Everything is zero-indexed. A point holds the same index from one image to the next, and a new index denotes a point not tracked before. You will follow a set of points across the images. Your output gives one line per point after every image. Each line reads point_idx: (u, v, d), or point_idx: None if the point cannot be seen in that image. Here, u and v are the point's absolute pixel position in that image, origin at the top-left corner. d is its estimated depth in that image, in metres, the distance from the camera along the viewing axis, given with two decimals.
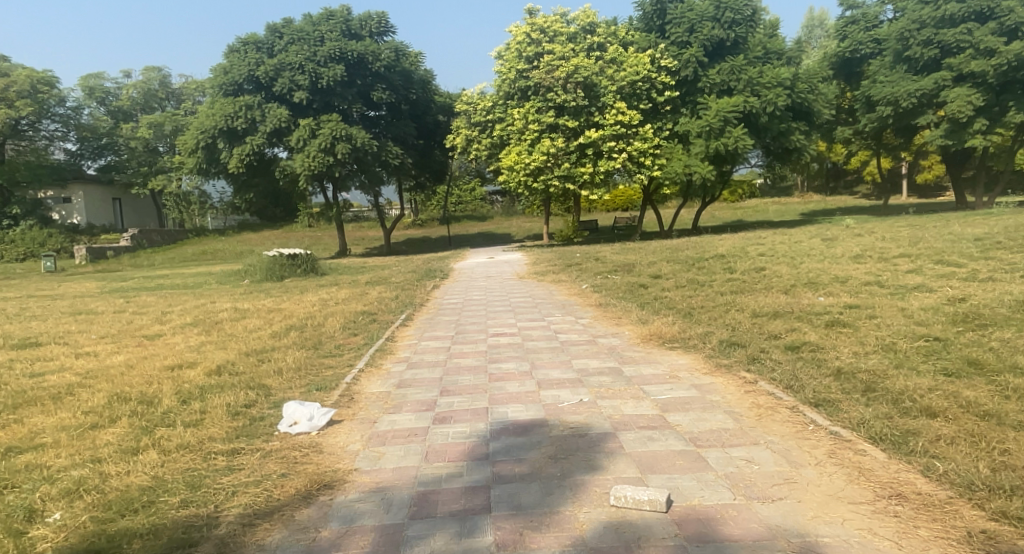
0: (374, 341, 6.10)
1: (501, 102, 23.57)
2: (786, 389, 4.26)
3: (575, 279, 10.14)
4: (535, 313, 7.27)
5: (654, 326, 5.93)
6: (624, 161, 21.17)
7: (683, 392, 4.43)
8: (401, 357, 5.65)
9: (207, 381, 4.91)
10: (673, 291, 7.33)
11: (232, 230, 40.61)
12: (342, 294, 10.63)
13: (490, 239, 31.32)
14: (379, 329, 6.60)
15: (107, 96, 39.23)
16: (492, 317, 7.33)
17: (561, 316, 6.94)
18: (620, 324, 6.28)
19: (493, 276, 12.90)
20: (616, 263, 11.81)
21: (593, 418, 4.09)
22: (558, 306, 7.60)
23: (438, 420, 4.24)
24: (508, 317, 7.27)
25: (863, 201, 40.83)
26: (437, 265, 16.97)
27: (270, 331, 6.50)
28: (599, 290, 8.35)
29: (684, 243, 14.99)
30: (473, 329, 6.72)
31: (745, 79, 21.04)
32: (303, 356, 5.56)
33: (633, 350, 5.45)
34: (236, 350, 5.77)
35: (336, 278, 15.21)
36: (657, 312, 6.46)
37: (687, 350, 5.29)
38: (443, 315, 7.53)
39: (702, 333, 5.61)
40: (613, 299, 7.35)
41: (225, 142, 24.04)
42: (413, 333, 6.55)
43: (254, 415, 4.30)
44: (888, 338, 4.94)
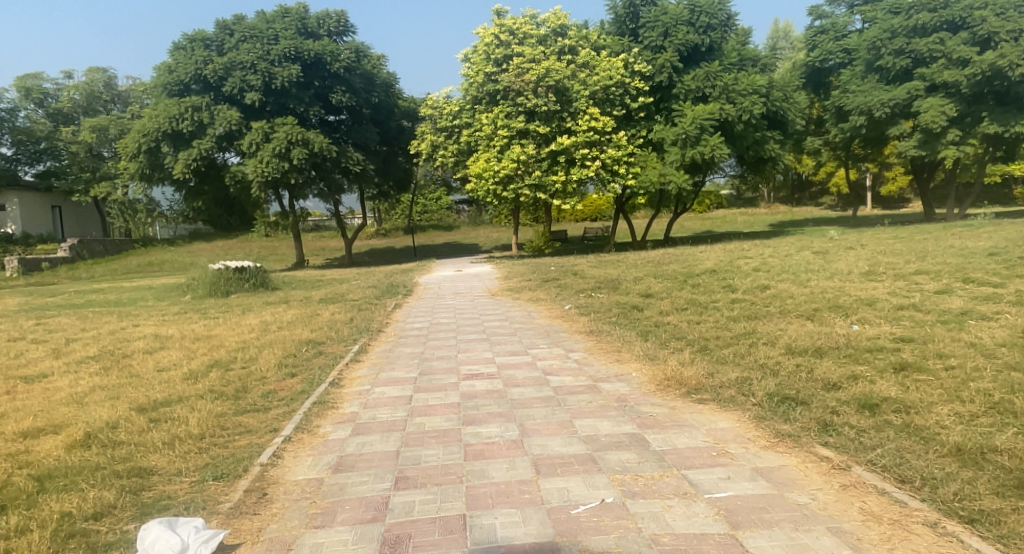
0: (314, 388, 4.85)
1: (469, 106, 22.61)
2: (904, 487, 3.15)
3: (555, 297, 9.09)
4: (514, 345, 6.11)
5: (672, 371, 4.84)
6: (598, 170, 20.34)
7: (748, 488, 3.25)
8: (346, 415, 4.40)
9: (59, 465, 3.60)
10: (676, 317, 6.38)
11: (182, 240, 38.70)
12: (288, 315, 9.41)
13: (456, 250, 30.14)
14: (324, 367, 5.39)
15: (46, 98, 37.01)
16: (463, 349, 6.13)
17: (547, 351, 5.79)
18: (627, 366, 5.16)
19: (461, 292, 11.75)
20: (597, 278, 10.79)
21: (628, 544, 2.85)
22: (541, 334, 6.45)
23: (389, 543, 2.93)
24: (483, 349, 6.09)
25: (831, 212, 40.81)
26: (399, 280, 15.81)
27: (184, 373, 5.27)
28: (586, 312, 7.28)
29: (665, 257, 14.09)
30: (439, 368, 5.49)
31: (720, 85, 20.36)
32: (212, 415, 4.31)
33: (655, 407, 4.31)
34: (124, 405, 4.48)
35: (287, 295, 13.93)
36: (666, 346, 5.46)
37: (729, 406, 4.22)
38: (404, 346, 6.30)
39: (737, 380, 4.57)
40: (609, 327, 6.29)
41: (170, 145, 22.60)
42: (365, 374, 5.30)
43: (97, 539, 2.96)
44: (990, 393, 3.99)
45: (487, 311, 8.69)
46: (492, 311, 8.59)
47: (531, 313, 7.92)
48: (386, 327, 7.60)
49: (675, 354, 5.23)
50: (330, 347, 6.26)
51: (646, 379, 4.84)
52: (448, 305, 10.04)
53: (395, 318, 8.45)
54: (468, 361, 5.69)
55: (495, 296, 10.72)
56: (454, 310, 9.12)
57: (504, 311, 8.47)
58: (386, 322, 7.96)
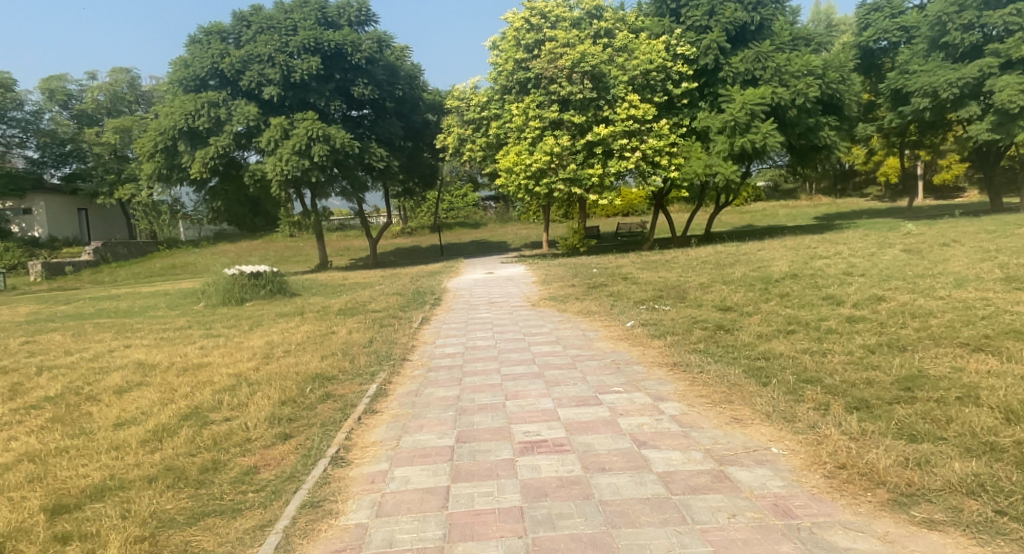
0: (308, 477, 3.43)
1: (498, 97, 21.33)
2: None
3: (612, 308, 7.70)
4: (578, 388, 4.66)
5: (850, 462, 3.41)
6: (637, 162, 18.87)
7: None
8: (350, 533, 2.96)
9: None
10: (788, 347, 5.06)
11: (207, 241, 38.08)
12: (301, 332, 8.19)
13: (483, 249, 28.91)
14: (326, 427, 4.06)
15: (70, 100, 36.37)
16: (511, 391, 4.70)
17: (626, 401, 4.34)
18: (765, 438, 3.75)
19: (496, 301, 10.37)
20: (654, 285, 9.38)
21: None
22: (610, 371, 5.02)
23: None
24: (538, 391, 4.66)
25: (878, 203, 38.71)
26: (427, 284, 14.60)
27: (143, 433, 4.03)
28: (660, 334, 5.88)
29: (721, 258, 12.63)
30: (482, 427, 4.06)
31: (771, 68, 18.81)
32: (144, 531, 2.97)
33: (860, 542, 2.83)
34: (33, 503, 3.19)
35: (306, 303, 12.77)
36: (805, 404, 4.10)
37: (1005, 546, 2.77)
38: (435, 388, 4.89)
39: (981, 480, 3.17)
40: (704, 361, 4.91)
41: (186, 143, 21.66)
42: (380, 440, 3.90)
43: None
44: None
45: (530, 328, 7.27)
46: (536, 328, 7.18)
47: (587, 334, 6.49)
48: (412, 352, 6.26)
49: (836, 420, 3.85)
50: (341, 386, 4.97)
51: (803, 471, 3.39)
52: (483, 316, 8.69)
53: (422, 338, 7.12)
54: (521, 412, 4.26)
55: (535, 305, 9.34)
56: (491, 326, 7.74)
57: (551, 328, 7.05)
58: (414, 345, 6.66)
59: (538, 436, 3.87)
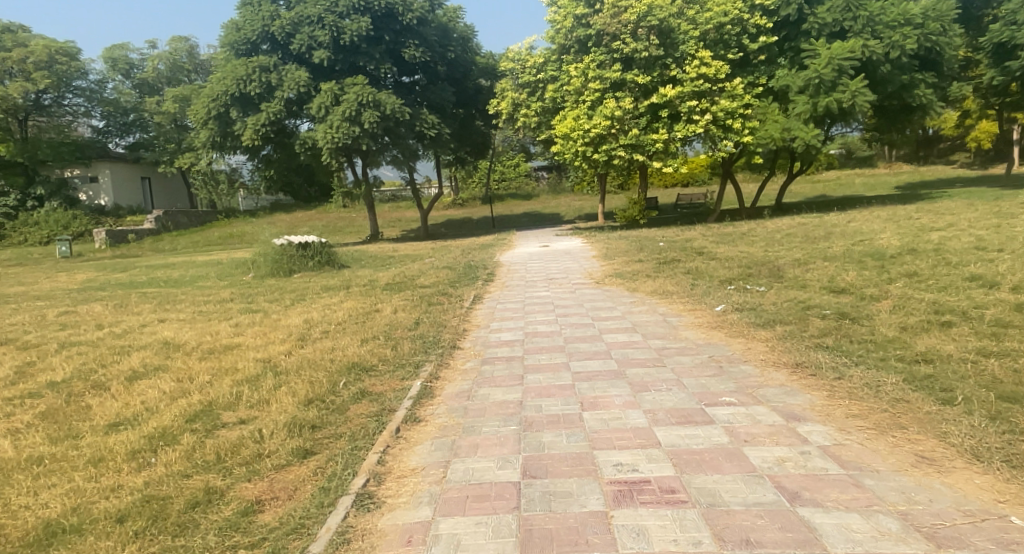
0: (325, 529, 2.69)
1: (556, 58, 20.15)
2: None
3: (695, 288, 6.68)
4: (676, 395, 3.77)
5: None
6: (707, 125, 17.41)
7: None
8: None
9: None
10: (958, 346, 4.09)
11: (264, 211, 38.22)
12: (343, 309, 7.47)
13: (538, 220, 27.97)
14: (356, 444, 3.33)
15: (132, 68, 36.95)
16: (588, 395, 3.85)
17: (747, 420, 3.44)
18: (989, 498, 2.77)
19: (555, 277, 9.44)
20: (737, 260, 8.30)
21: None
22: (710, 374, 4.10)
23: None
24: (623, 398, 3.79)
25: (964, 173, 36.00)
26: (480, 257, 13.79)
27: (131, 443, 3.40)
28: (765, 324, 4.87)
29: (806, 230, 11.39)
30: (556, 453, 3.23)
31: (863, 18, 17.43)
32: None
33: None
34: None
35: (352, 278, 12.11)
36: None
37: None
38: (494, 389, 4.05)
39: None
40: (847, 368, 3.95)
41: (239, 109, 21.36)
42: (423, 468, 3.13)
43: None
44: None
45: (598, 309, 6.35)
46: (605, 310, 6.25)
47: (668, 318, 5.54)
48: (463, 337, 5.42)
49: None
50: (381, 383, 4.18)
51: None
52: (542, 294, 7.80)
53: (475, 319, 6.27)
54: (605, 431, 3.41)
55: (601, 282, 8.37)
56: (552, 306, 6.84)
57: (623, 310, 6.10)
58: (465, 327, 5.82)
59: (636, 471, 3.01)
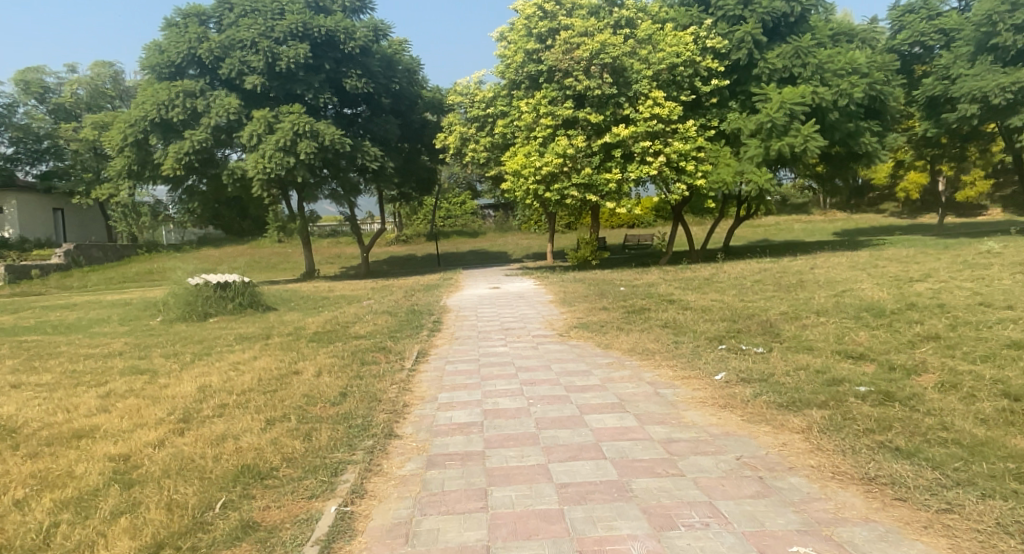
0: None
1: (506, 93, 19.54)
2: None
3: (681, 348, 5.65)
4: (720, 543, 2.68)
5: None
6: (662, 166, 16.94)
7: None
8: None
9: None
10: None
11: (190, 246, 35.96)
12: (255, 369, 6.18)
13: (483, 259, 26.98)
14: None
15: (48, 93, 34.24)
16: (592, 541, 2.72)
17: None
18: None
19: (510, 326, 8.31)
20: (716, 311, 7.42)
21: None
22: (750, 498, 3.02)
23: None
24: (644, 547, 2.67)
25: (897, 220, 37.13)
26: (424, 300, 12.63)
27: None
28: (793, 407, 3.88)
29: (777, 277, 10.73)
30: None
31: (812, 64, 17.28)
32: None
33: None
34: None
35: (275, 324, 10.68)
36: None
37: None
38: (452, 526, 2.87)
39: None
40: (938, 480, 3.01)
41: (160, 136, 19.77)
42: None
43: None
44: None
45: (568, 373, 5.23)
46: (578, 373, 5.18)
47: (659, 390, 4.47)
48: (402, 418, 4.23)
49: None
50: (277, 508, 3.01)
51: None
52: (499, 350, 6.66)
53: (418, 387, 5.08)
54: None
55: (565, 334, 7.27)
56: (511, 367, 5.69)
57: (600, 377, 5.01)
58: (406, 401, 4.62)
59: None
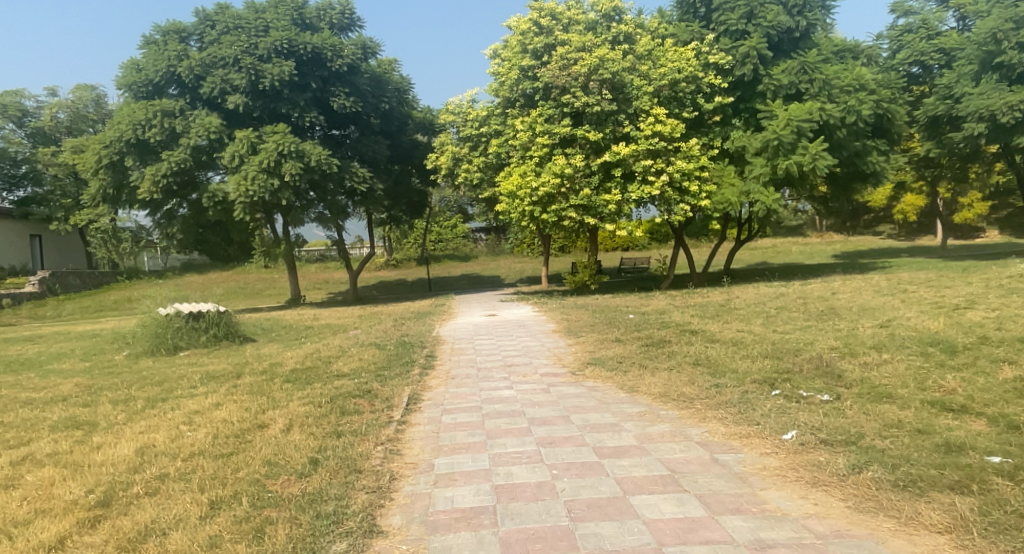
0: None
1: (500, 111, 18.83)
2: None
3: (726, 395, 4.70)
4: None
5: None
6: (664, 186, 16.20)
7: None
8: None
9: None
10: None
11: (173, 272, 34.86)
12: (211, 422, 5.19)
13: (476, 283, 26.07)
14: None
15: (26, 117, 33.04)
16: None
17: None
18: None
19: (512, 363, 7.31)
20: (750, 346, 6.50)
21: None
22: None
23: None
24: None
25: (895, 242, 36.62)
26: (415, 330, 11.67)
27: None
28: (914, 489, 2.95)
29: (800, 305, 9.84)
30: None
31: (819, 80, 16.64)
32: None
33: None
34: None
35: (250, 359, 9.65)
36: None
37: None
38: None
39: None
40: None
41: (136, 157, 18.84)
42: None
43: None
44: None
45: (594, 428, 4.26)
46: (606, 428, 4.24)
47: (717, 456, 3.51)
48: (388, 502, 3.23)
49: None
50: None
51: None
52: (503, 393, 5.67)
53: (409, 449, 4.07)
54: None
55: (578, 374, 6.30)
56: (521, 418, 4.71)
57: (634, 434, 4.04)
58: (395, 472, 3.63)
59: None
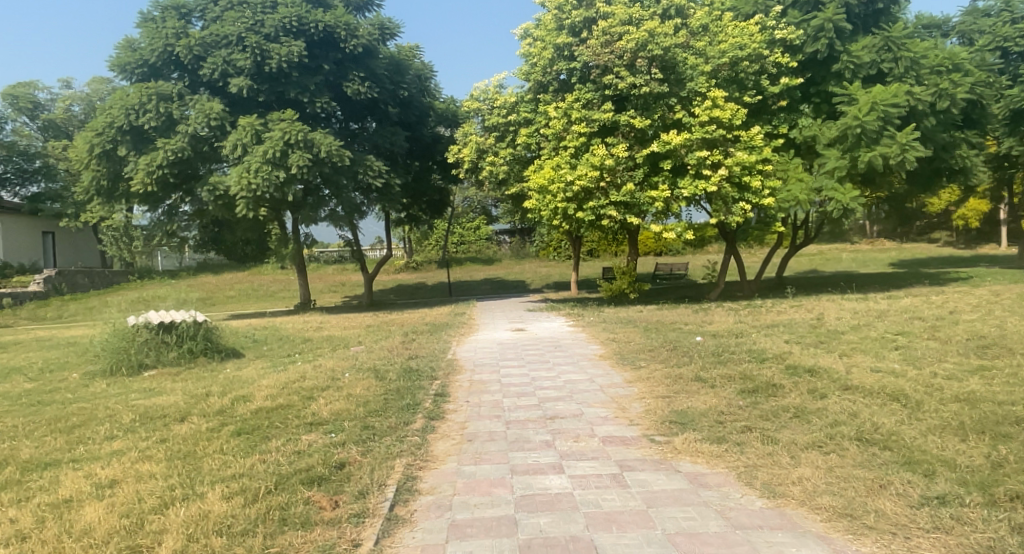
0: None
1: (532, 97, 16.75)
2: None
3: (982, 550, 2.51)
4: None
5: None
6: (722, 181, 13.95)
7: None
8: None
9: None
10: None
11: (185, 272, 33.27)
12: (65, 537, 3.09)
13: (502, 288, 24.01)
14: None
15: (38, 109, 31.61)
16: None
17: None
18: None
19: (556, 414, 5.12)
20: (923, 405, 4.29)
21: None
22: None
23: None
24: None
25: (954, 251, 33.80)
26: (429, 348, 9.58)
27: None
28: None
29: (922, 331, 7.61)
30: None
31: (906, 59, 14.37)
32: None
33: None
34: None
35: (218, 386, 7.62)
36: None
37: None
38: None
39: None
40: None
41: (129, 146, 17.06)
42: None
43: None
44: None
45: None
46: None
47: None
48: None
49: None
50: None
51: None
52: (550, 485, 3.50)
53: None
54: None
55: (661, 446, 4.10)
56: None
57: None
58: None
59: None
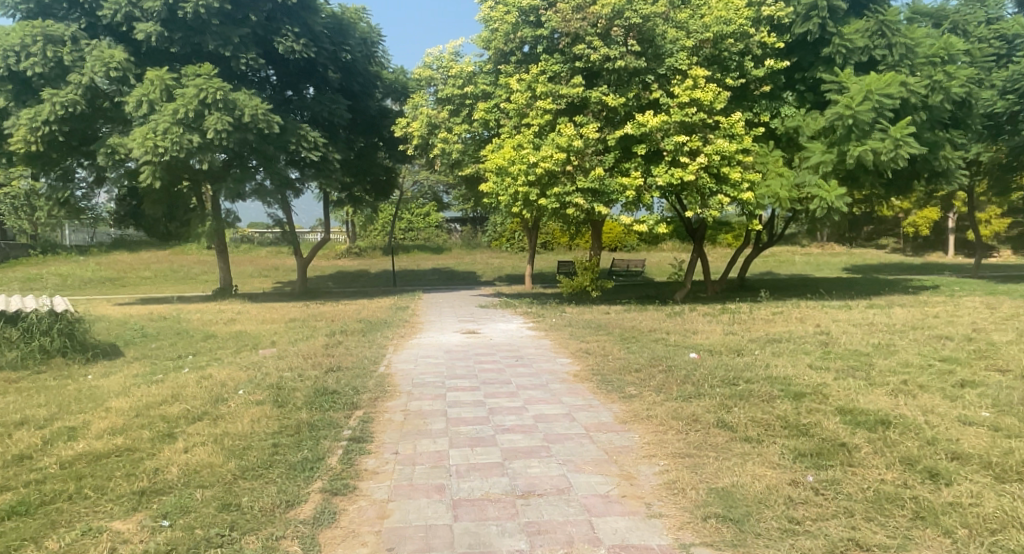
0: None
1: (491, 68, 14.94)
2: None
3: None
4: None
5: None
6: (701, 170, 12.39)
7: None
8: None
9: None
10: None
11: (98, 248, 30.04)
12: None
13: (450, 278, 22.11)
14: None
15: None
16: None
17: None
18: None
19: (530, 489, 3.32)
20: None
21: None
22: None
23: None
24: None
25: (904, 257, 33.65)
26: (362, 355, 7.67)
27: None
28: None
29: (973, 357, 6.18)
30: None
31: (901, 45, 13.30)
32: None
33: None
34: None
35: (56, 406, 5.54)
36: None
37: None
38: None
39: None
40: None
41: (10, 96, 14.42)
42: None
43: None
44: None
45: None
46: None
47: None
48: None
49: None
50: None
51: None
52: None
53: None
54: None
55: None
56: None
57: None
58: None
59: None
